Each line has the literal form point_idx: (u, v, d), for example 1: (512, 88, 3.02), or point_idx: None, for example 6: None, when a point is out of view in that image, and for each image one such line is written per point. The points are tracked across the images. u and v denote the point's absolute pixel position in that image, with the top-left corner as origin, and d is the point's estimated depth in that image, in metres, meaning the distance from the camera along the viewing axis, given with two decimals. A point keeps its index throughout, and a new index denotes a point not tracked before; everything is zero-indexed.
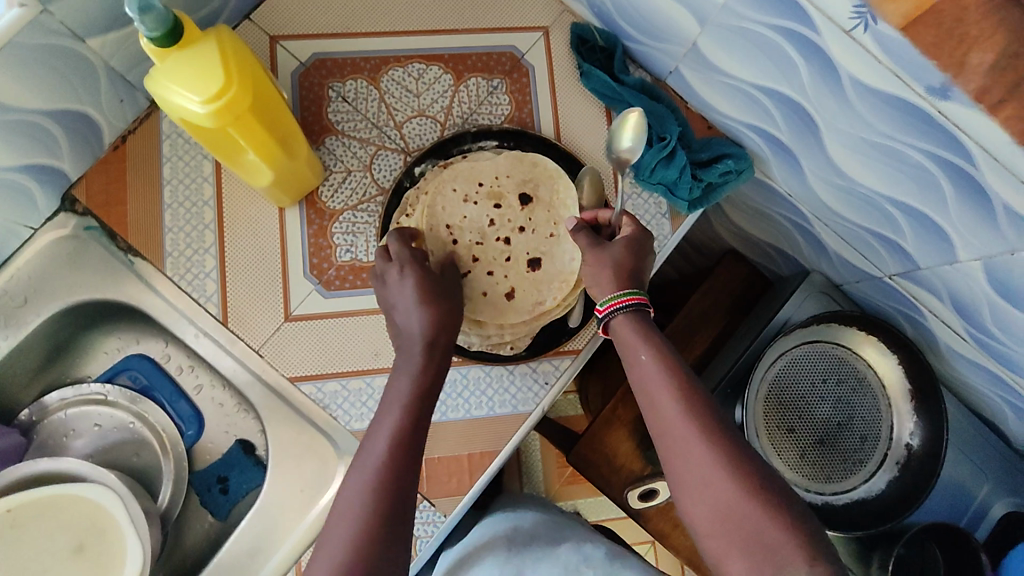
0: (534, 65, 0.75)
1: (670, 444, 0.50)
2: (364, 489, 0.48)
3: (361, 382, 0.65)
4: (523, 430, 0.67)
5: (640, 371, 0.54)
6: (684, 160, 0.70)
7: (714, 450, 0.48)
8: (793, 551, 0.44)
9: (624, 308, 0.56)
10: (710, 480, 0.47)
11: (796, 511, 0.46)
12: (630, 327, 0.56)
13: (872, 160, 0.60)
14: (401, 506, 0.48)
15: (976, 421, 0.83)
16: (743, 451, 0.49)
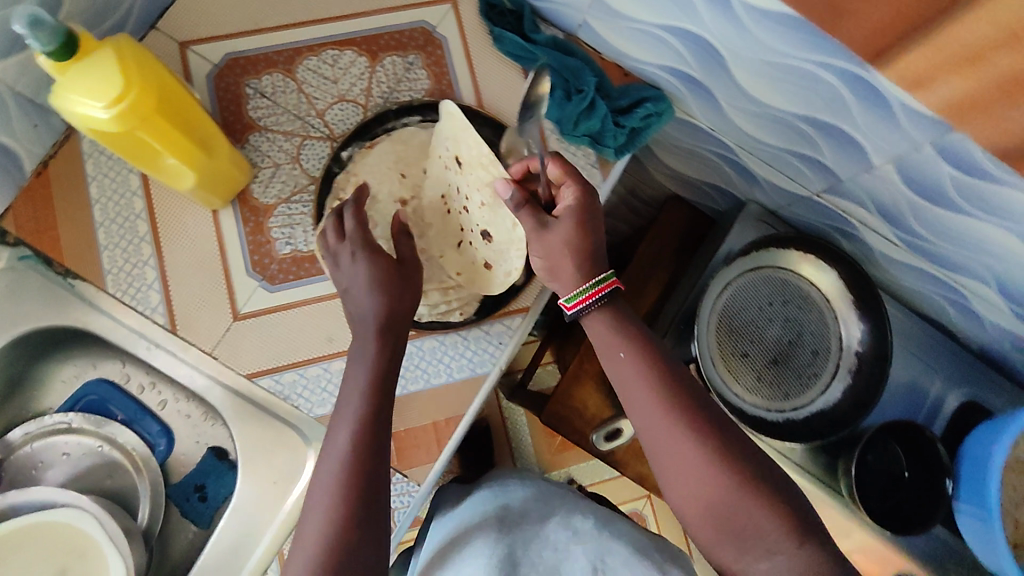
0: (446, 36, 0.74)
1: (660, 443, 0.53)
2: (337, 487, 0.49)
3: (317, 369, 0.66)
4: (485, 392, 0.68)
5: (619, 369, 0.56)
6: (604, 109, 0.71)
7: (702, 448, 0.51)
8: (780, 537, 0.48)
9: (593, 303, 0.57)
10: (705, 480, 0.50)
11: (776, 493, 0.50)
12: (604, 324, 0.57)
13: (779, 84, 0.62)
14: (370, 496, 0.50)
15: (918, 320, 0.88)
16: (729, 443, 0.52)
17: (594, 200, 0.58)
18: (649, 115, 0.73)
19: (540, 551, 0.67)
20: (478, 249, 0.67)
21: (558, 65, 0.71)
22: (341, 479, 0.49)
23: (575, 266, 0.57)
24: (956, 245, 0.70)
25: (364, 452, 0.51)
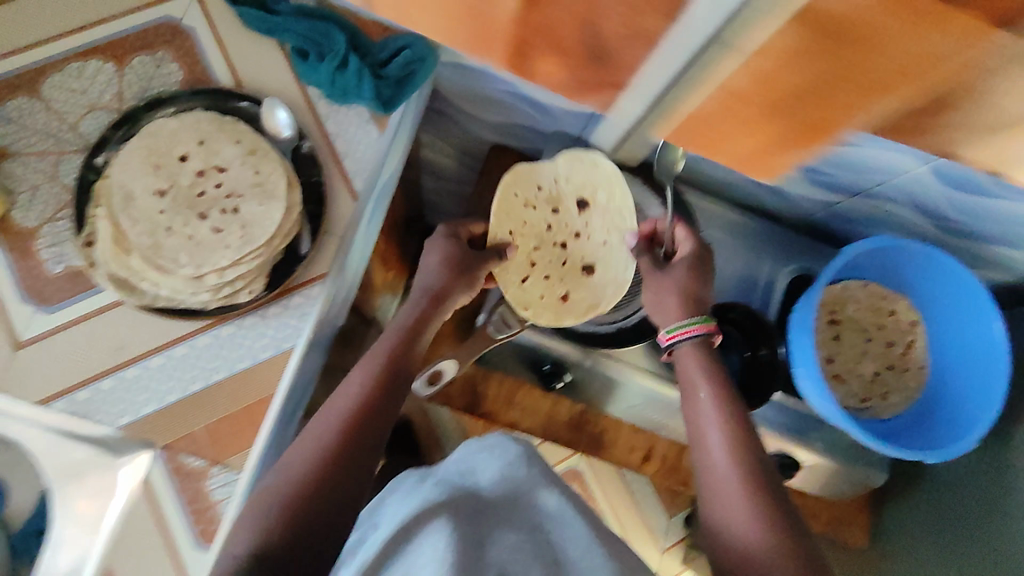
0: (194, 27, 0.72)
1: (720, 491, 0.58)
2: (320, 445, 0.52)
3: (112, 381, 0.65)
4: (292, 366, 0.67)
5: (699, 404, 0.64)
6: (357, 63, 0.68)
7: (760, 507, 0.55)
8: None
9: (687, 338, 0.68)
10: (753, 530, 0.54)
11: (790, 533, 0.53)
12: (694, 356, 0.67)
13: None
14: (347, 463, 0.51)
15: (741, 209, 0.91)
16: (777, 510, 0.55)
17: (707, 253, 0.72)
18: (409, 61, 0.71)
19: (506, 535, 0.56)
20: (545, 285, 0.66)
21: (303, 29, 0.70)
22: (327, 443, 0.52)
23: (679, 307, 0.69)
24: None
25: (360, 417, 0.55)
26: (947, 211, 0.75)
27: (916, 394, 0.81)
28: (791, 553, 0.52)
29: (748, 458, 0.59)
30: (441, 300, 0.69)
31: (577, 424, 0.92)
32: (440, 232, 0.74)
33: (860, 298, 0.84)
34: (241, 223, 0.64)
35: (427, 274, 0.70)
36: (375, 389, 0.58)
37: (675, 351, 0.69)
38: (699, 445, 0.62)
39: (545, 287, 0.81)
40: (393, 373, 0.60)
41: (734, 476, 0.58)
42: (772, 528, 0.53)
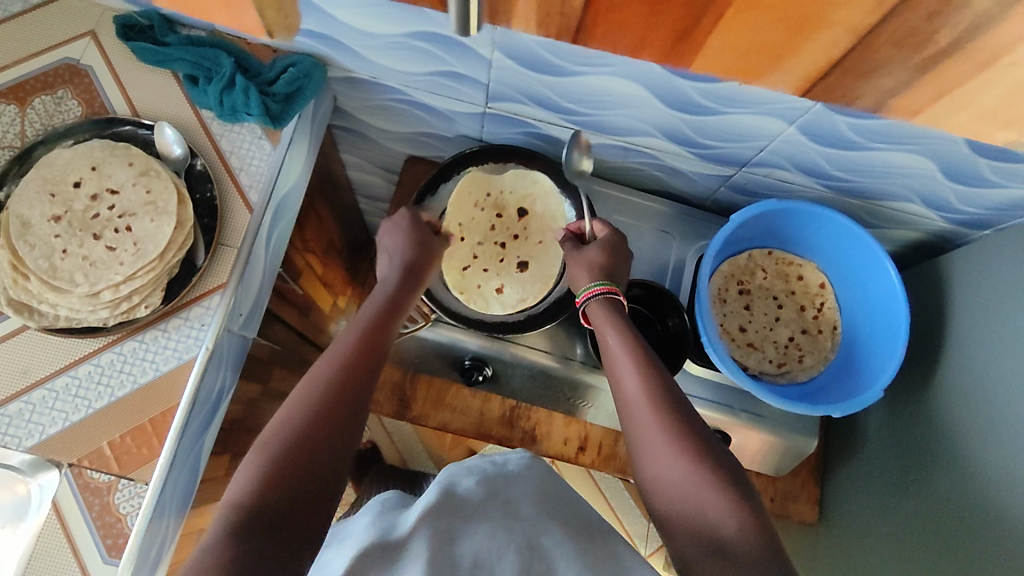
0: (92, 65, 0.75)
1: (645, 437, 0.58)
2: (308, 401, 0.54)
3: (18, 405, 0.66)
4: (194, 375, 0.68)
5: (611, 352, 0.65)
6: (242, 81, 0.72)
7: (682, 443, 0.56)
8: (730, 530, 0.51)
9: (594, 297, 0.69)
10: (678, 467, 0.55)
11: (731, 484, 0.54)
12: (604, 313, 0.68)
13: (372, 17, 0.67)
14: (319, 433, 0.53)
15: (649, 195, 0.93)
16: (702, 445, 0.56)
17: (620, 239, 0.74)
18: (296, 77, 0.75)
19: (479, 530, 0.57)
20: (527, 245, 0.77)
21: (192, 56, 0.73)
22: (315, 401, 0.54)
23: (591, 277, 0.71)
24: (604, 110, 0.75)
25: (349, 378, 0.58)
26: (830, 170, 0.78)
27: (830, 354, 0.84)
28: (704, 471, 0.54)
29: (665, 391, 0.60)
30: (415, 282, 0.72)
31: (510, 420, 0.94)
32: (410, 218, 0.78)
33: (767, 268, 0.87)
34: (134, 240, 0.67)
35: (398, 256, 0.73)
36: (361, 349, 0.61)
37: (589, 309, 0.70)
38: (617, 377, 0.64)
39: (482, 278, 0.84)
40: (382, 333, 0.64)
41: (652, 408, 0.59)
42: (689, 452, 0.56)
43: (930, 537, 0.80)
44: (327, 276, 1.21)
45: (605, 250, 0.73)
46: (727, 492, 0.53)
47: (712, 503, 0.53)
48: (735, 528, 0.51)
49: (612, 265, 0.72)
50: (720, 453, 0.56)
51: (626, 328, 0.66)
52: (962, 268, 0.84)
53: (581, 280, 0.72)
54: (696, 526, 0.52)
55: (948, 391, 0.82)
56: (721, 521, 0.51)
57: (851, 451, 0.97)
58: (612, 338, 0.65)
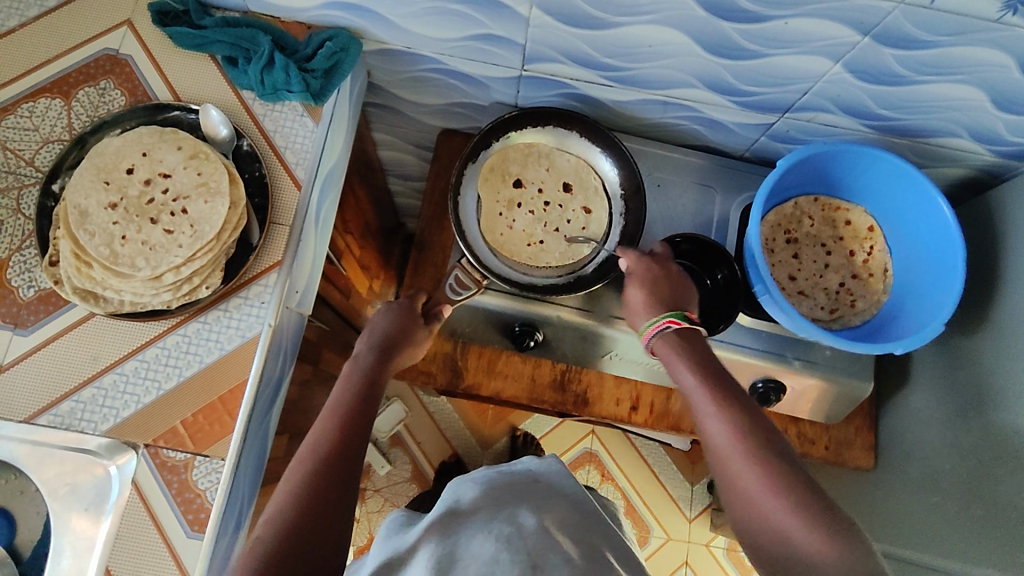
0: (131, 55, 0.76)
1: (735, 477, 0.60)
2: (289, 502, 0.54)
3: (91, 390, 0.68)
4: (259, 352, 0.70)
5: (689, 389, 0.67)
6: (281, 59, 0.73)
7: (769, 485, 0.58)
8: (820, 558, 0.53)
9: (666, 332, 0.71)
10: (770, 508, 0.57)
11: (825, 519, 0.55)
12: (671, 348, 0.70)
13: None
14: (319, 503, 0.55)
15: (688, 150, 0.93)
16: (795, 481, 0.58)
17: (678, 270, 0.76)
18: (333, 51, 0.74)
19: (480, 543, 0.60)
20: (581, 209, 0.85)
21: (230, 37, 0.74)
22: (297, 502, 0.54)
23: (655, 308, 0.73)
24: (643, 63, 0.75)
25: (329, 464, 0.58)
26: (875, 109, 0.77)
27: (882, 297, 0.84)
28: (799, 507, 0.56)
29: (752, 428, 0.61)
30: (392, 362, 0.72)
31: (561, 384, 0.93)
32: (404, 304, 0.78)
33: (814, 215, 0.86)
34: (190, 222, 0.68)
35: (377, 336, 0.73)
36: (340, 432, 0.61)
37: (658, 346, 0.71)
38: (699, 414, 0.65)
39: (549, 238, 0.84)
40: (357, 412, 0.64)
41: (733, 449, 0.61)
42: (782, 489, 0.57)
43: (995, 475, 0.79)
44: (364, 258, 1.22)
45: (649, 283, 0.74)
46: (821, 527, 0.54)
47: (808, 540, 0.54)
48: (835, 564, 0.52)
49: (667, 294, 0.74)
50: (816, 492, 0.57)
51: (706, 362, 0.68)
52: (1013, 201, 0.83)
53: (641, 320, 0.75)
54: (801, 566, 0.54)
55: (1003, 325, 0.81)
56: (821, 559, 0.53)
57: (903, 394, 0.96)
58: (691, 380, 0.66)
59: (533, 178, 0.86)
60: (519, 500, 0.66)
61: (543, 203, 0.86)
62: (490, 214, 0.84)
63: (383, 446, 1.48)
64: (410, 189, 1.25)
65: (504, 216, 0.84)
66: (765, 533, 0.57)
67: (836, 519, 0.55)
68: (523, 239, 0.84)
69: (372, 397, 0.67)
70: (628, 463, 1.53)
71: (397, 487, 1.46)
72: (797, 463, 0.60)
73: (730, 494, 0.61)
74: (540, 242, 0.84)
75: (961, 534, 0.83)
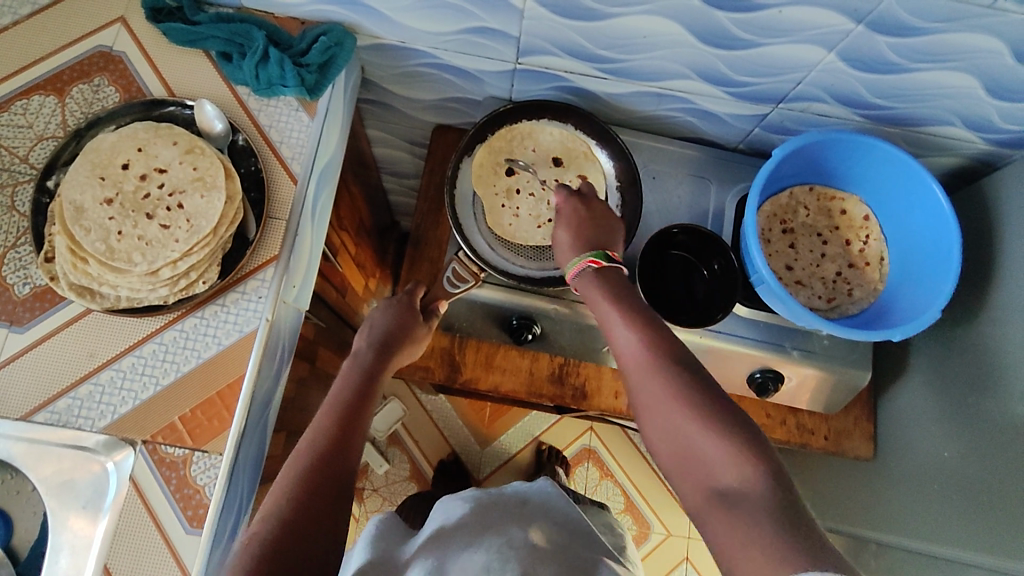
0: (125, 51, 0.75)
1: (649, 402, 0.59)
2: (286, 496, 0.54)
3: (88, 387, 0.67)
4: (256, 346, 0.69)
5: (606, 319, 0.66)
6: (276, 54, 0.73)
7: (675, 398, 0.57)
8: (726, 465, 0.52)
9: (585, 268, 0.70)
10: (680, 425, 0.56)
11: (729, 427, 0.54)
12: (591, 281, 0.69)
13: None
14: (317, 499, 0.55)
15: (682, 142, 0.93)
16: (697, 386, 0.57)
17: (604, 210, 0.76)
18: (328, 46, 0.75)
19: (469, 554, 0.61)
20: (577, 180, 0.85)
21: (224, 33, 0.74)
22: (293, 496, 0.54)
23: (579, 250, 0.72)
24: (637, 54, 0.75)
25: (326, 461, 0.58)
26: (869, 98, 0.78)
27: (879, 285, 0.84)
28: (703, 416, 0.55)
29: (662, 344, 0.61)
30: (391, 359, 0.72)
31: (560, 377, 0.93)
32: (402, 300, 0.78)
33: (809, 204, 0.86)
34: (186, 217, 0.68)
35: (376, 333, 0.73)
36: (337, 430, 0.61)
37: (580, 285, 0.70)
38: (615, 342, 0.64)
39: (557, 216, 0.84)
40: (355, 411, 0.64)
41: (643, 372, 0.60)
42: (690, 403, 0.56)
43: (993, 461, 0.80)
44: (359, 256, 1.21)
45: (574, 225, 0.74)
46: (728, 437, 0.53)
47: (713, 448, 0.53)
48: (738, 474, 0.51)
49: (589, 237, 0.73)
50: (713, 393, 0.57)
51: (622, 292, 0.67)
52: (1007, 189, 0.84)
53: (567, 259, 0.73)
54: (709, 478, 0.53)
55: (998, 312, 0.82)
56: (725, 467, 0.52)
57: (900, 383, 0.97)
58: (604, 306, 0.66)
59: (523, 164, 0.85)
60: (509, 519, 0.67)
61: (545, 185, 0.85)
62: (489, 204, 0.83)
63: (381, 445, 1.47)
64: (405, 187, 1.25)
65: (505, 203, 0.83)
66: (677, 452, 0.56)
67: (748, 433, 0.54)
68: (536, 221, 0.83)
69: (369, 397, 0.67)
70: (626, 459, 1.53)
71: (396, 485, 1.46)
72: (707, 379, 0.58)
73: (645, 419, 0.60)
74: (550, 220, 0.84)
75: (961, 521, 0.83)
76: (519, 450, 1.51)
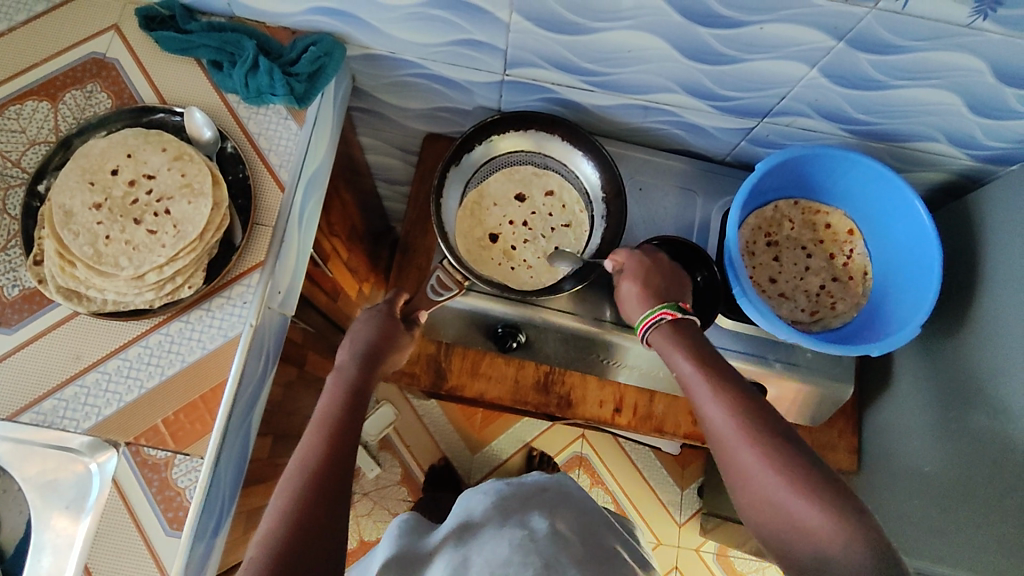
0: (117, 59, 0.77)
1: (742, 468, 0.60)
2: (283, 523, 0.55)
3: (73, 388, 0.68)
4: (240, 351, 0.70)
5: (686, 378, 0.66)
6: (265, 63, 0.74)
7: (774, 470, 0.57)
8: (829, 537, 0.54)
9: (658, 325, 0.70)
10: (783, 505, 0.57)
11: (828, 495, 0.55)
12: (667, 338, 0.69)
13: None
14: (313, 521, 0.56)
15: (670, 154, 0.94)
16: (791, 455, 0.58)
17: (669, 262, 0.75)
18: (317, 56, 0.76)
19: (492, 548, 0.62)
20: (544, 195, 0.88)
21: (215, 42, 0.75)
22: (288, 520, 0.55)
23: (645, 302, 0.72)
24: (623, 68, 0.76)
25: (319, 484, 0.58)
26: (853, 114, 0.78)
27: (862, 300, 0.84)
28: (801, 484, 0.56)
29: (749, 409, 0.61)
30: (377, 370, 0.72)
31: (545, 385, 0.94)
32: (384, 310, 0.77)
33: (794, 218, 0.87)
34: (173, 222, 0.69)
35: (359, 345, 0.72)
36: (327, 449, 0.61)
37: (652, 340, 0.71)
38: (698, 403, 0.65)
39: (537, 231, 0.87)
40: (343, 425, 0.64)
41: (735, 439, 0.60)
42: (791, 475, 0.57)
43: (974, 478, 0.80)
44: (351, 261, 1.22)
45: (641, 275, 0.73)
46: (828, 507, 0.54)
47: (810, 513, 0.55)
48: (839, 542, 0.53)
49: (658, 285, 0.73)
50: (809, 457, 0.58)
51: (702, 350, 0.67)
52: (991, 205, 0.84)
53: (635, 312, 0.73)
54: (807, 543, 0.55)
55: (981, 328, 0.82)
56: (827, 538, 0.54)
57: (885, 397, 0.97)
58: (685, 365, 0.66)
59: (496, 188, 0.88)
60: (527, 508, 0.69)
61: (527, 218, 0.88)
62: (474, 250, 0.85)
63: (372, 449, 1.46)
64: (397, 193, 1.26)
65: (486, 224, 0.86)
66: (772, 518, 0.57)
67: (840, 497, 0.55)
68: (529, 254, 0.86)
69: (357, 409, 0.67)
70: (617, 467, 1.53)
71: (386, 490, 1.47)
72: (801, 447, 0.60)
73: (740, 491, 0.60)
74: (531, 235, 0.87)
75: (944, 536, 0.83)
76: (510, 457, 1.51)
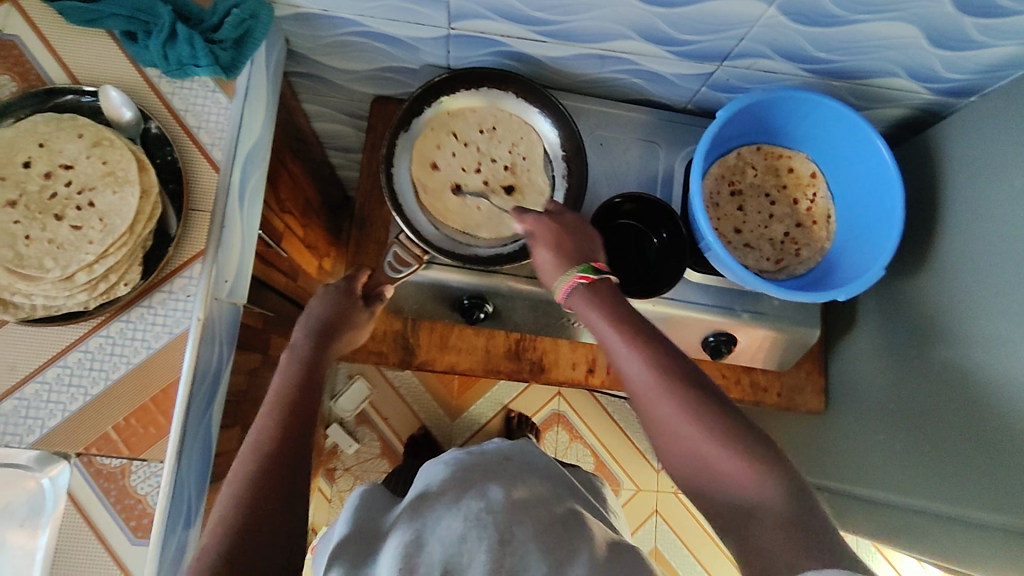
0: (18, 35, 0.69)
1: (666, 423, 0.58)
2: (232, 505, 0.51)
3: (12, 402, 0.64)
4: (190, 346, 0.66)
5: (600, 332, 0.63)
6: (185, 31, 0.67)
7: (697, 426, 0.56)
8: (747, 481, 0.54)
9: (574, 289, 0.65)
10: (705, 459, 0.56)
11: (751, 446, 0.55)
12: (580, 297, 0.65)
13: None
14: (278, 501, 0.52)
15: (630, 104, 0.90)
16: (710, 408, 0.57)
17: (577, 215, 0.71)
18: (242, 19, 0.68)
19: (447, 526, 0.54)
20: (500, 148, 0.83)
21: (126, 10, 0.67)
22: (246, 504, 0.51)
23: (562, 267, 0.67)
24: (575, 15, 0.71)
25: (277, 465, 0.54)
26: (813, 52, 0.75)
27: (826, 243, 0.84)
28: (721, 438, 0.56)
29: (668, 362, 0.60)
30: (332, 346, 0.69)
31: (517, 352, 0.92)
32: (342, 286, 0.74)
33: (757, 164, 0.85)
34: (99, 216, 0.63)
35: (314, 322, 0.69)
36: (281, 428, 0.57)
37: (571, 303, 0.66)
38: (615, 358, 0.62)
39: (503, 182, 0.82)
40: (300, 404, 0.60)
41: (656, 396, 0.59)
42: (714, 430, 0.56)
43: (933, 408, 0.81)
44: (308, 238, 1.17)
45: (552, 239, 0.68)
46: (749, 459, 0.54)
47: (730, 466, 0.55)
48: (760, 489, 0.53)
49: (575, 249, 0.68)
50: (726, 410, 0.58)
51: (617, 304, 0.64)
52: (951, 138, 0.83)
53: (551, 279, 0.68)
54: (726, 492, 0.55)
55: (940, 264, 0.83)
56: (745, 486, 0.54)
57: (851, 337, 0.98)
58: (599, 322, 0.63)
59: (452, 149, 0.82)
60: (488, 478, 0.60)
61: (481, 164, 0.83)
62: (481, 220, 0.81)
63: (350, 425, 1.45)
64: (350, 161, 1.19)
65: (450, 187, 0.81)
66: (690, 465, 0.57)
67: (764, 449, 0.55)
68: (509, 166, 0.83)
69: (314, 387, 0.63)
70: (594, 421, 1.54)
71: (367, 464, 1.45)
72: (723, 399, 0.59)
73: (660, 440, 0.60)
74: (499, 185, 0.82)
75: (908, 468, 0.85)
76: (489, 420, 1.50)
